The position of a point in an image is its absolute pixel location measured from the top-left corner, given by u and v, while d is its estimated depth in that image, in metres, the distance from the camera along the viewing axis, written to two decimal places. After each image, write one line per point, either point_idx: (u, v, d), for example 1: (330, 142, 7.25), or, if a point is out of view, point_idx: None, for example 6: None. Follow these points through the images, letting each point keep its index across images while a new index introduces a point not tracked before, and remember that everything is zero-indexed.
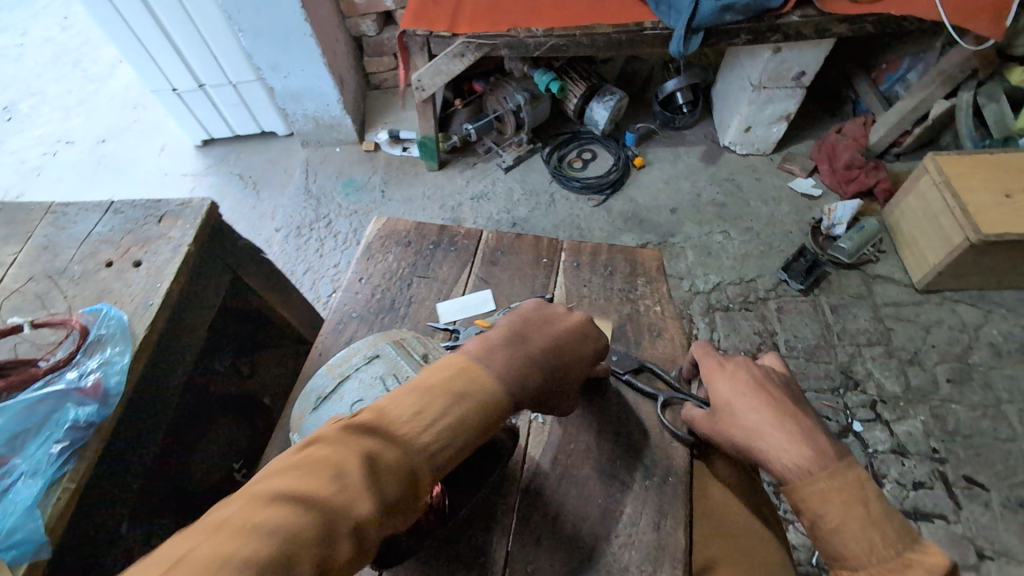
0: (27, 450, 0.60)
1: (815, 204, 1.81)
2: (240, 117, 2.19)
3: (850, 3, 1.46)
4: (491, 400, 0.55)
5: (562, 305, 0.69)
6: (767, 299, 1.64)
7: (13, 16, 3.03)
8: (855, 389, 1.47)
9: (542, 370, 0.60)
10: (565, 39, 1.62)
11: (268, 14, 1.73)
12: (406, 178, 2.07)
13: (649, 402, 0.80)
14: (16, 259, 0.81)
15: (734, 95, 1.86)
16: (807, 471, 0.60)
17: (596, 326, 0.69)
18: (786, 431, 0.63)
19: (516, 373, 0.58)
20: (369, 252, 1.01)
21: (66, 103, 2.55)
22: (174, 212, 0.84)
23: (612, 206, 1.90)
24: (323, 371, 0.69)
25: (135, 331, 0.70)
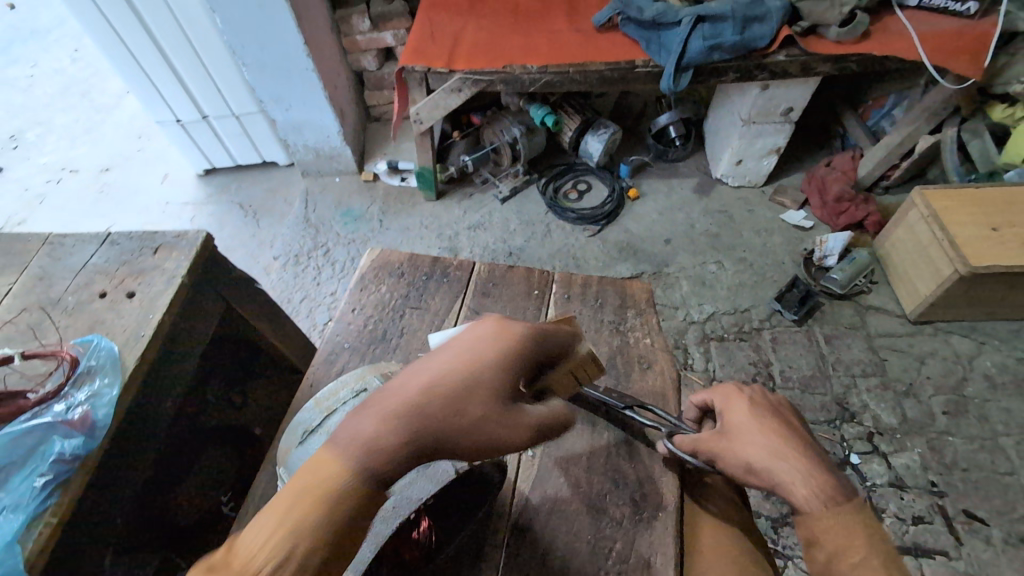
0: (10, 484, 0.59)
1: (806, 235, 1.84)
2: (241, 148, 2.23)
3: (833, 44, 1.52)
4: (338, 493, 0.45)
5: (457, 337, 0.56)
6: (761, 329, 1.65)
7: (24, 48, 3.12)
8: (852, 421, 1.46)
9: (404, 435, 0.47)
10: (559, 76, 1.67)
11: (272, 50, 1.79)
12: (403, 208, 2.10)
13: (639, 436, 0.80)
14: (12, 289, 0.81)
15: (724, 129, 1.90)
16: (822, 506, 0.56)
17: (494, 352, 0.54)
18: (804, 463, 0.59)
19: (366, 449, 0.46)
20: (362, 283, 1.02)
21: (73, 133, 2.60)
22: (170, 244, 0.85)
23: (607, 236, 1.92)
24: (311, 405, 0.69)
25: (126, 363, 0.71)
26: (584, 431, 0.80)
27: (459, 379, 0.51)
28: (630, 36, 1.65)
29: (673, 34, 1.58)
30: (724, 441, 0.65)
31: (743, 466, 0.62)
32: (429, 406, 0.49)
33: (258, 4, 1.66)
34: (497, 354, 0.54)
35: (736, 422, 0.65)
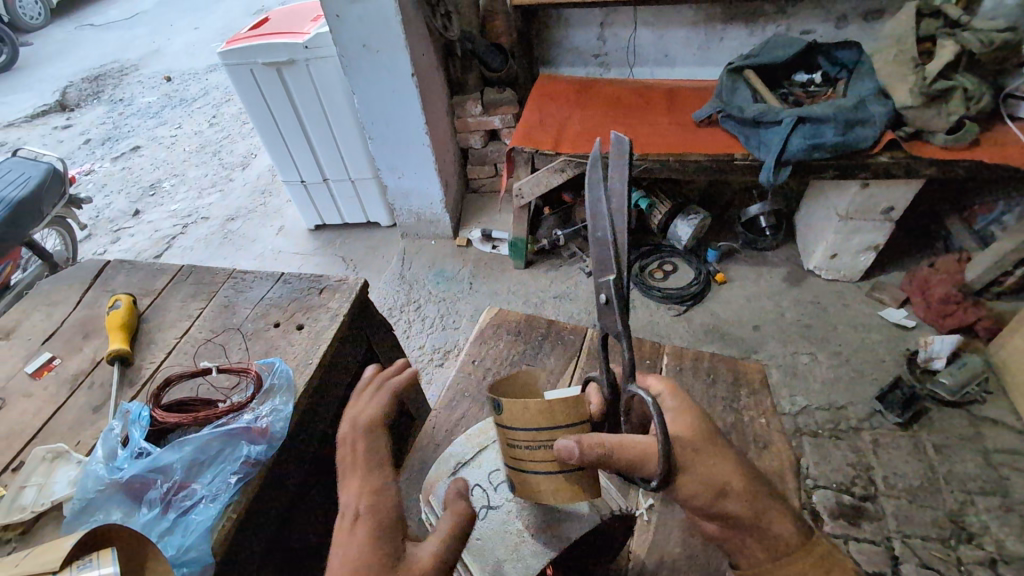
0: (204, 478, 0.70)
1: (908, 335, 1.77)
2: (352, 208, 2.46)
3: (941, 149, 1.55)
4: None
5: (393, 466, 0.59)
6: (860, 429, 1.57)
7: (175, 112, 3.68)
8: (969, 543, 1.33)
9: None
10: (658, 164, 1.76)
11: (397, 126, 2.02)
12: (494, 273, 2.21)
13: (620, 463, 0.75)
14: (202, 313, 0.96)
15: (819, 223, 1.92)
16: (790, 549, 0.56)
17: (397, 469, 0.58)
18: (770, 494, 0.58)
19: None
20: (482, 337, 1.10)
21: (208, 185, 2.99)
22: (333, 287, 0.98)
23: (693, 317, 1.93)
24: (462, 439, 0.81)
25: (298, 384, 0.81)
26: None
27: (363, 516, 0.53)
28: (729, 131, 1.76)
29: (773, 132, 1.65)
30: (691, 451, 0.58)
31: (715, 491, 0.56)
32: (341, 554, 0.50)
33: (392, 90, 1.91)
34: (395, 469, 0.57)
35: (701, 440, 0.59)
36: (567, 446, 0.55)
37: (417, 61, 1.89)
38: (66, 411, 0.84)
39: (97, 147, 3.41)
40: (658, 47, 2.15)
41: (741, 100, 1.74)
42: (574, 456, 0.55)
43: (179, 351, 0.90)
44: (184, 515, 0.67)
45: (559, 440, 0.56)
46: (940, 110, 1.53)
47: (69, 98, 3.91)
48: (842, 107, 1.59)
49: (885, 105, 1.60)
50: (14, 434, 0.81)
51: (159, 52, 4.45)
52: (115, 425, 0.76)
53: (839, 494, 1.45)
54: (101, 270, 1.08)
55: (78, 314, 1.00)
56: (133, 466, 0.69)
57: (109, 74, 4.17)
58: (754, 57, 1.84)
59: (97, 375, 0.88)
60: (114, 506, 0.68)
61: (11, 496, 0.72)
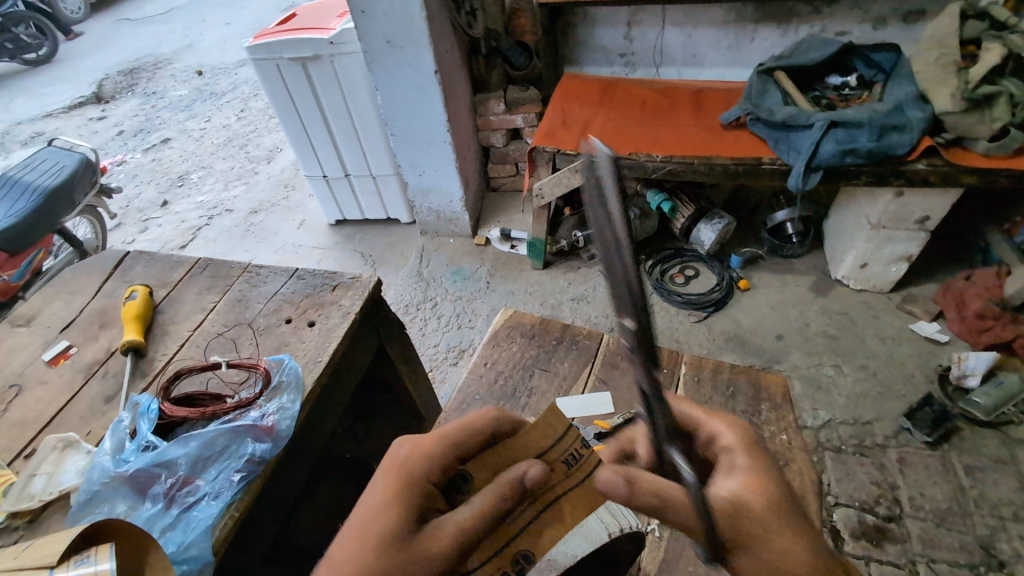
0: (209, 474, 0.69)
1: (939, 350, 1.70)
2: (372, 205, 2.46)
3: (983, 158, 1.48)
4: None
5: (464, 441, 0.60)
6: (886, 446, 1.49)
7: (203, 106, 3.74)
8: (1001, 571, 1.26)
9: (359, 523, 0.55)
10: (683, 166, 1.72)
11: (418, 123, 2.01)
12: (511, 273, 2.18)
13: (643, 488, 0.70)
14: (216, 306, 0.96)
15: (849, 231, 1.85)
16: None
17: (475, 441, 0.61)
18: None
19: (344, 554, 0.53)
20: (495, 340, 1.07)
21: (232, 178, 3.03)
22: (346, 284, 0.97)
23: (713, 325, 1.88)
24: None
25: (306, 383, 0.81)
26: None
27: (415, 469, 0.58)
28: (758, 135, 1.71)
29: (804, 137, 1.59)
30: (766, 531, 0.54)
31: None
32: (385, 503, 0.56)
33: (414, 87, 1.91)
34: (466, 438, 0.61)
35: (770, 514, 0.55)
36: (534, 473, 0.55)
37: (441, 59, 1.89)
38: (79, 400, 0.84)
39: (128, 138, 3.49)
40: (685, 47, 2.10)
41: (771, 103, 1.69)
42: (618, 493, 0.52)
43: (192, 344, 0.90)
44: (187, 511, 0.67)
45: (603, 476, 0.54)
46: (984, 116, 1.46)
47: (104, 90, 4.01)
48: (877, 112, 1.52)
49: (924, 109, 1.53)
50: (27, 422, 0.82)
51: (191, 46, 4.54)
52: (125, 417, 0.76)
53: (862, 514, 1.38)
54: (121, 260, 1.09)
55: (96, 303, 1.01)
56: (138, 460, 0.68)
57: (144, 68, 4.27)
58: (785, 59, 1.78)
59: (111, 365, 0.89)
60: (119, 499, 0.68)
61: (21, 483, 0.72)
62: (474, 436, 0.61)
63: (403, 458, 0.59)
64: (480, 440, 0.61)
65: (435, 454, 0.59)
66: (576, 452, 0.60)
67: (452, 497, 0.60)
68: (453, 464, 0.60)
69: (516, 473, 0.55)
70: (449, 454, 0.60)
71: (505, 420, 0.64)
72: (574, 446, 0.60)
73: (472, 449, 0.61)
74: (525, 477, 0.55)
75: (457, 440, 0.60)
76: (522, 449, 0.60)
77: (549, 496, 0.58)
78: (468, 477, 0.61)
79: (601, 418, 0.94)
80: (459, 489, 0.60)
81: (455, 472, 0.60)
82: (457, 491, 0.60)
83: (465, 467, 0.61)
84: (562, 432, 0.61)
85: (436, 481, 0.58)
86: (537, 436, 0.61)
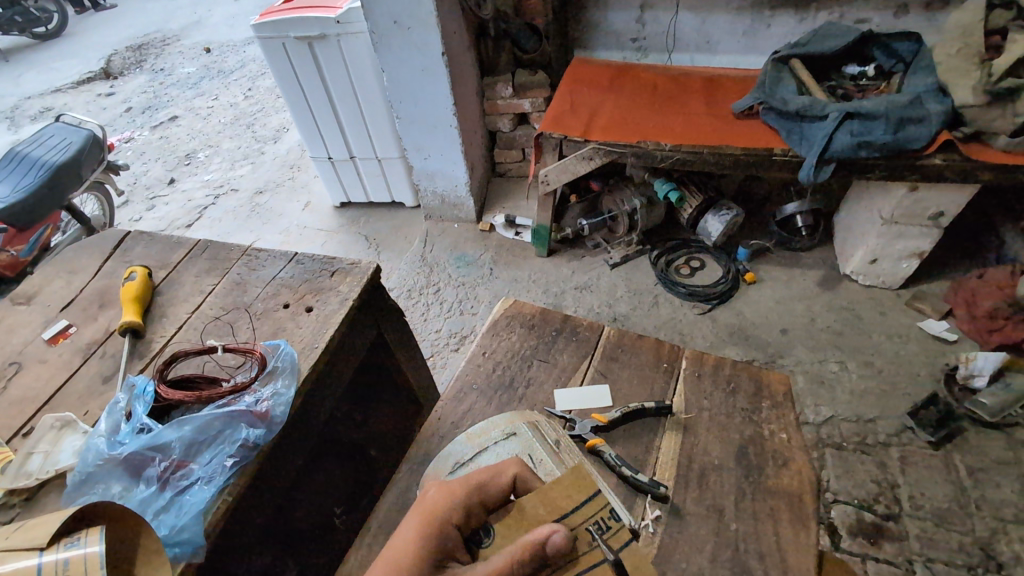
0: (202, 458, 0.70)
1: (947, 349, 1.67)
2: (377, 188, 2.44)
3: (1003, 152, 1.42)
4: None
5: (492, 492, 0.61)
6: (888, 445, 1.48)
7: (211, 84, 3.71)
8: (998, 572, 1.25)
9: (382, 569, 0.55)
10: (692, 156, 1.68)
11: (425, 106, 1.98)
12: (516, 260, 2.16)
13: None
14: (214, 289, 0.96)
15: (861, 226, 1.81)
16: None
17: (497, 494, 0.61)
18: None
19: None
20: (494, 329, 1.06)
21: (239, 158, 3.01)
22: (345, 270, 0.96)
23: (717, 317, 1.86)
24: (463, 438, 0.81)
25: (301, 368, 0.80)
26: (710, 520, 0.78)
27: (437, 512, 0.58)
28: (770, 125, 1.65)
29: (818, 128, 1.55)
30: None
31: None
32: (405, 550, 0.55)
33: (422, 69, 1.87)
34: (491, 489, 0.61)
35: None
36: (558, 539, 0.51)
37: (449, 41, 1.85)
38: (76, 380, 0.84)
39: (137, 115, 3.47)
40: (699, 33, 2.05)
41: (785, 92, 1.65)
42: None
43: (189, 327, 0.90)
44: (180, 495, 0.67)
45: None
46: (1006, 110, 1.41)
47: (114, 66, 3.98)
48: (896, 104, 1.48)
49: (942, 102, 1.48)
50: (27, 400, 0.82)
51: (201, 23, 4.50)
52: (120, 398, 0.76)
53: (860, 511, 1.37)
54: (121, 240, 1.09)
55: (96, 283, 1.01)
56: (132, 442, 0.69)
57: (153, 44, 4.23)
58: (802, 47, 1.73)
59: (109, 345, 0.89)
60: (113, 480, 0.68)
61: (19, 461, 0.73)
62: (497, 484, 0.62)
63: (430, 497, 0.61)
64: (503, 489, 0.61)
65: (457, 498, 0.59)
66: (602, 520, 0.57)
67: (472, 548, 0.58)
68: (476, 510, 0.59)
69: (535, 536, 0.51)
70: (472, 498, 0.60)
71: (530, 481, 0.64)
72: (599, 514, 0.57)
73: (494, 500, 0.61)
74: (546, 543, 0.51)
75: (481, 485, 0.61)
76: (547, 507, 0.58)
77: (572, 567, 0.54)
78: (490, 531, 0.58)
79: (598, 410, 0.93)
80: (480, 543, 0.58)
81: (478, 521, 0.59)
82: (477, 544, 0.58)
83: (489, 520, 0.60)
84: (586, 495, 0.58)
85: (459, 526, 0.58)
86: (562, 496, 0.58)
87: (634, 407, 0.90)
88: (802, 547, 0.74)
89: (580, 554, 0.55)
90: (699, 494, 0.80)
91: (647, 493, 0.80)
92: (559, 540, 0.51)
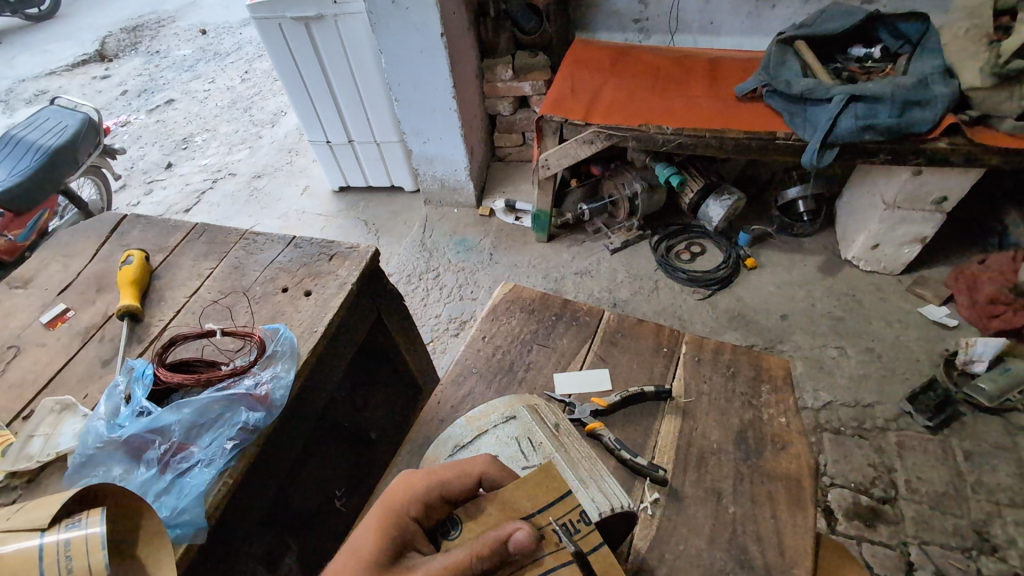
0: (202, 441, 0.70)
1: (947, 334, 1.67)
2: (376, 172, 2.42)
3: (1008, 136, 1.41)
4: None
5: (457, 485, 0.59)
6: (886, 429, 1.49)
7: (207, 66, 3.66)
8: (991, 554, 1.26)
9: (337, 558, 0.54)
10: (694, 139, 1.66)
11: (423, 88, 1.95)
12: (515, 245, 2.15)
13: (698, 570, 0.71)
14: (212, 273, 0.95)
15: (863, 211, 1.80)
16: None
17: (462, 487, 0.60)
18: None
19: None
20: (494, 313, 1.06)
21: (236, 142, 2.98)
22: (344, 253, 0.95)
23: (717, 303, 1.86)
24: (462, 421, 0.81)
25: (301, 353, 0.80)
26: (709, 502, 0.78)
27: (398, 504, 0.57)
28: (774, 108, 1.63)
29: (823, 110, 1.53)
30: None
31: None
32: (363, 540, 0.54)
33: (419, 50, 1.84)
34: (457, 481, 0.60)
35: None
36: (521, 537, 0.50)
37: (447, 20, 1.82)
38: (75, 364, 0.84)
39: (133, 98, 3.43)
40: (703, 13, 2.01)
41: (790, 75, 1.62)
42: None
43: (186, 312, 0.89)
44: (180, 477, 0.67)
45: None
46: (1013, 92, 1.38)
47: (108, 48, 3.92)
48: (901, 86, 1.46)
49: (949, 84, 1.46)
50: (25, 383, 0.82)
51: (195, 4, 4.42)
52: (120, 381, 0.76)
53: (857, 495, 1.38)
54: (118, 224, 1.08)
55: (93, 267, 1.00)
56: (132, 425, 0.69)
57: (147, 26, 4.16)
58: (807, 27, 1.70)
59: (108, 329, 0.88)
60: (113, 462, 0.68)
61: (19, 444, 0.73)
62: (462, 479, 0.60)
63: (392, 489, 0.59)
64: (469, 485, 0.60)
65: (420, 490, 0.58)
66: (571, 522, 0.56)
67: (437, 540, 0.58)
68: (439, 504, 0.58)
69: (498, 533, 0.51)
70: (435, 492, 0.58)
71: (500, 479, 0.63)
72: (569, 514, 0.57)
73: (460, 493, 0.59)
74: (509, 540, 0.50)
75: (444, 481, 0.59)
76: (516, 502, 0.57)
77: (537, 565, 0.53)
78: (456, 525, 0.58)
79: (597, 394, 0.93)
80: (446, 535, 0.57)
81: (441, 513, 0.59)
82: (444, 536, 0.57)
83: (455, 513, 0.59)
84: (556, 495, 0.58)
85: (419, 519, 0.57)
86: (533, 492, 0.58)
87: (634, 391, 0.90)
88: (799, 530, 0.74)
89: (547, 554, 0.54)
90: (698, 478, 0.81)
91: (645, 477, 0.80)
92: (522, 538, 0.50)
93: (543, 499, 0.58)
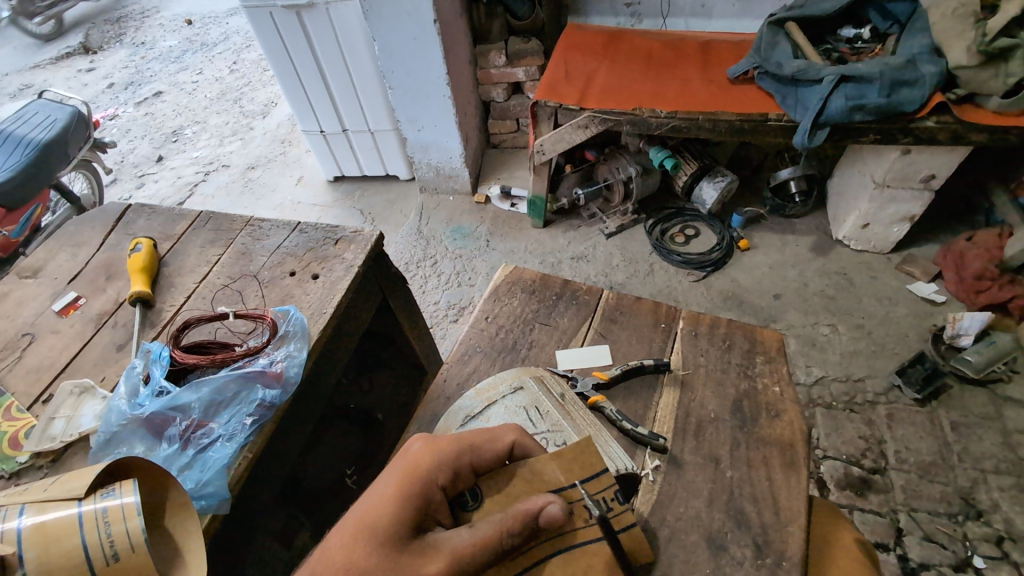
0: (221, 417, 0.73)
1: (935, 310, 1.72)
2: (370, 161, 2.42)
3: (993, 115, 1.45)
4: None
5: (486, 455, 0.62)
6: (876, 403, 1.53)
7: (195, 57, 3.62)
8: (977, 519, 1.31)
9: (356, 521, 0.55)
10: (687, 122, 1.68)
11: (417, 76, 1.96)
12: (512, 232, 2.17)
13: (697, 532, 0.75)
14: (220, 259, 0.97)
15: (854, 191, 1.83)
16: None
17: (489, 457, 0.63)
18: None
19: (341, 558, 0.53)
20: (496, 294, 1.08)
21: (227, 134, 2.97)
22: (349, 238, 0.98)
23: (711, 283, 1.89)
24: (470, 394, 0.84)
25: (311, 332, 0.83)
26: (706, 467, 0.82)
27: (422, 471, 0.58)
28: (765, 89, 1.66)
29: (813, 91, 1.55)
30: None
31: None
32: (385, 509, 0.55)
33: (413, 37, 1.84)
34: (483, 452, 0.62)
35: None
36: (553, 511, 0.55)
37: (440, 7, 1.82)
38: (90, 349, 0.86)
39: (120, 91, 3.40)
40: None
41: (781, 57, 1.63)
42: None
43: (198, 296, 0.92)
44: (202, 452, 0.70)
45: None
46: (999, 70, 1.41)
47: (92, 40, 3.87)
48: (890, 65, 1.48)
49: (937, 63, 1.48)
50: (43, 368, 0.84)
51: None
52: (137, 363, 0.78)
53: (848, 466, 1.43)
54: (122, 213, 1.09)
55: (100, 256, 1.01)
56: (153, 403, 0.71)
57: (132, 17, 4.11)
58: (798, 9, 1.72)
59: (120, 315, 0.90)
60: (136, 440, 0.71)
61: (41, 426, 0.75)
62: (493, 448, 0.63)
63: (414, 453, 0.60)
64: (498, 454, 0.63)
65: (446, 460, 0.60)
66: (605, 500, 0.65)
67: (456, 510, 0.60)
68: (465, 474, 0.61)
69: (533, 506, 0.55)
70: (462, 460, 0.61)
71: (527, 447, 0.67)
72: (604, 494, 0.64)
73: (486, 466, 0.62)
74: (541, 513, 0.55)
75: (475, 451, 0.62)
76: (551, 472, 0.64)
77: (565, 538, 0.61)
78: (476, 496, 0.61)
79: (598, 369, 0.96)
80: (465, 506, 0.61)
81: (465, 484, 0.61)
82: (463, 506, 0.61)
83: (477, 483, 0.62)
84: (592, 472, 0.65)
85: (445, 489, 0.59)
86: (568, 467, 0.64)
87: (634, 365, 0.94)
88: (793, 490, 0.78)
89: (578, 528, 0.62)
90: (696, 446, 0.84)
91: (647, 445, 0.83)
92: (554, 512, 0.55)
93: (574, 474, 0.64)
